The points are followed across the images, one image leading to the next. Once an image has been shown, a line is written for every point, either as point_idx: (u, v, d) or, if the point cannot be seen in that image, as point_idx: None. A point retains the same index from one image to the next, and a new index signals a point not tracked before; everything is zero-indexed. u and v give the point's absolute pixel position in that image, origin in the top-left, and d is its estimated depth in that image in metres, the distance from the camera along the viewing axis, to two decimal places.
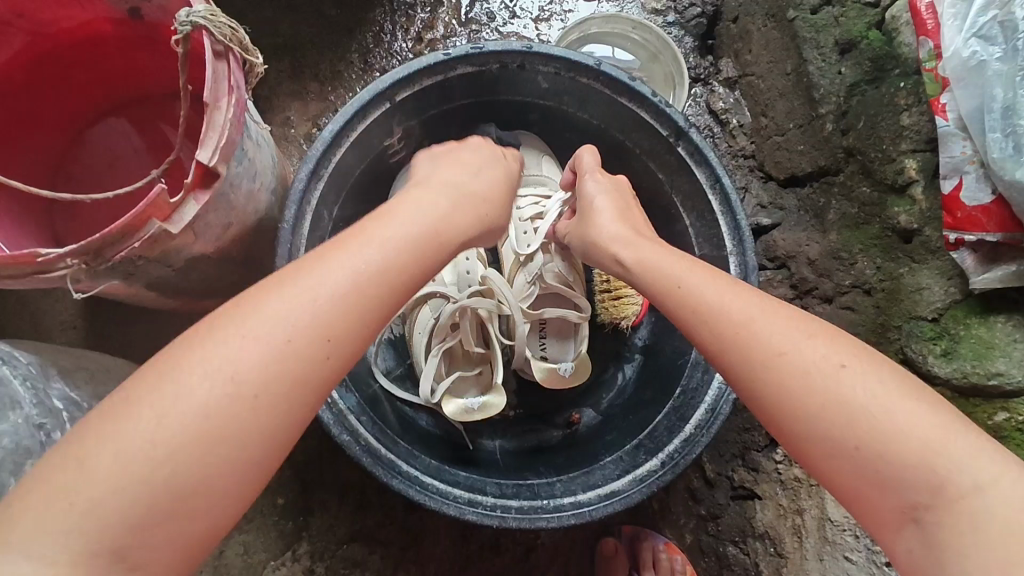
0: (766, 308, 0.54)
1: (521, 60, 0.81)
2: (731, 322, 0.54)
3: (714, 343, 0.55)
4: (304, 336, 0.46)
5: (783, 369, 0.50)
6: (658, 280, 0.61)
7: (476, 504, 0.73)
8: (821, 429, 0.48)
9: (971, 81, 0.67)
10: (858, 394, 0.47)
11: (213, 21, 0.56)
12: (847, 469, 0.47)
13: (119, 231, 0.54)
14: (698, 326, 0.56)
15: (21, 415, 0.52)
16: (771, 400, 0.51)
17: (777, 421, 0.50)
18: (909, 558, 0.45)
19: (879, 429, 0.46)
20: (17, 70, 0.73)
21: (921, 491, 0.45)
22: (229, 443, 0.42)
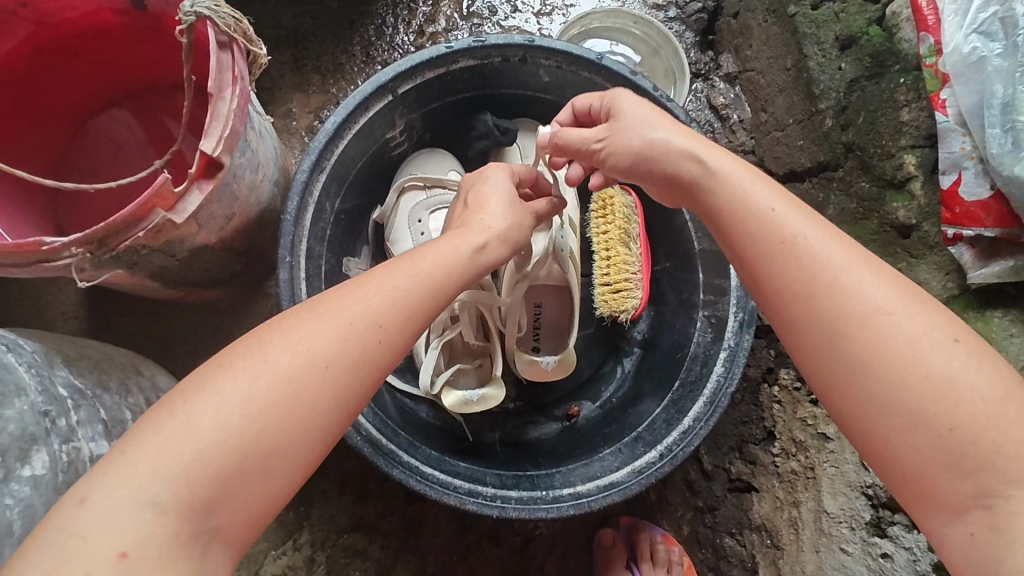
0: (863, 257, 0.50)
1: (523, 54, 0.82)
2: (830, 265, 0.49)
3: (807, 284, 0.49)
4: (363, 323, 0.48)
5: (883, 326, 0.46)
6: (735, 200, 0.54)
7: (476, 494, 0.74)
8: (908, 395, 0.45)
9: (971, 77, 0.67)
10: (960, 373, 0.44)
11: (217, 11, 0.57)
12: (927, 445, 0.44)
13: (124, 220, 0.54)
14: (784, 262, 0.50)
15: (27, 402, 0.52)
16: (853, 354, 0.47)
17: (856, 377, 0.46)
18: (970, 542, 0.43)
19: (974, 410, 0.43)
20: (20, 60, 0.72)
21: (1003, 480, 0.42)
22: (296, 421, 0.44)
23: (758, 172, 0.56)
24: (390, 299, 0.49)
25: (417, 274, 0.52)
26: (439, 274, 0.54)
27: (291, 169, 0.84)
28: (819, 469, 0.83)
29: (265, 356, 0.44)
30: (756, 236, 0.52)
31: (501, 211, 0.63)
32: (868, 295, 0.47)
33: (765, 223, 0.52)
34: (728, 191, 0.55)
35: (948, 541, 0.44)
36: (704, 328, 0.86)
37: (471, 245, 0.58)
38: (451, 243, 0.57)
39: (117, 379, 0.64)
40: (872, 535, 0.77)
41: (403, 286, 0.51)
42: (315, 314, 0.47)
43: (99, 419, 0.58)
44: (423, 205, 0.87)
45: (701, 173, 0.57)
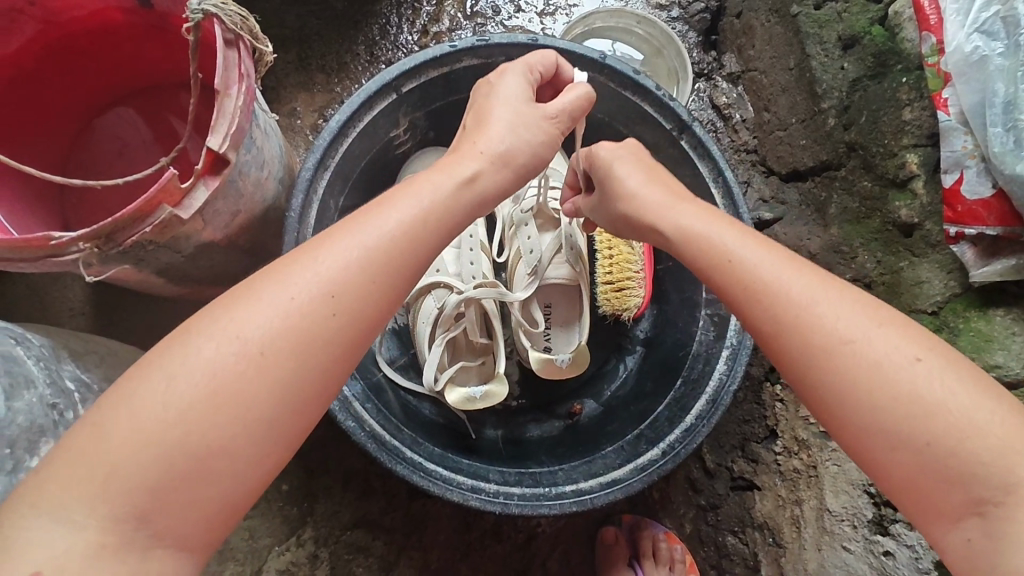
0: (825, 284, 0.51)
1: (527, 53, 0.82)
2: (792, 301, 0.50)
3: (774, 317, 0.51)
4: (306, 296, 0.46)
5: (847, 354, 0.47)
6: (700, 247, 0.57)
7: (479, 490, 0.74)
8: (884, 417, 0.46)
9: (973, 76, 0.68)
10: (933, 390, 0.45)
11: (224, 9, 0.57)
12: (909, 463, 0.45)
13: (131, 215, 0.54)
14: (754, 305, 0.52)
15: (35, 394, 0.52)
16: (823, 388, 0.48)
17: (835, 411, 0.48)
18: (968, 547, 0.43)
19: (954, 423, 0.44)
20: (27, 58, 0.73)
21: (990, 487, 0.43)
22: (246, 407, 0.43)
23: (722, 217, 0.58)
24: (341, 263, 0.48)
25: (375, 229, 0.50)
26: (398, 229, 0.51)
27: (296, 167, 0.85)
28: (821, 467, 0.84)
29: (199, 350, 0.43)
30: (727, 287, 0.54)
31: (505, 130, 0.60)
32: (839, 322, 0.48)
33: (731, 265, 0.54)
34: (696, 241, 0.57)
35: (954, 544, 0.44)
36: (706, 327, 0.86)
37: (457, 177, 0.56)
38: (419, 187, 0.54)
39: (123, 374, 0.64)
40: (874, 533, 0.77)
41: (353, 246, 0.49)
42: (260, 295, 0.46)
43: None
44: None
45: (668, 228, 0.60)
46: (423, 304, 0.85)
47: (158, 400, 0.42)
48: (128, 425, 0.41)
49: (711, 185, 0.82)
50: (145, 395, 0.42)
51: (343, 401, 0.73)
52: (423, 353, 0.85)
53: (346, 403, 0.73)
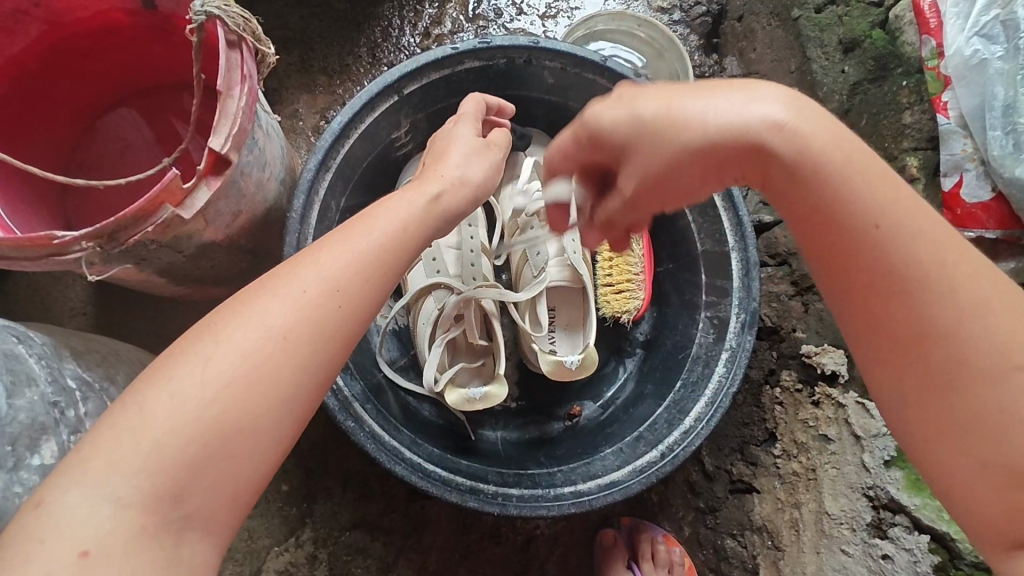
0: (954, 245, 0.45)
1: (528, 55, 0.83)
2: (925, 262, 0.43)
3: (903, 273, 0.44)
4: (318, 289, 0.47)
5: (977, 331, 0.42)
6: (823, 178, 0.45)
7: (478, 491, 0.74)
8: (1006, 411, 0.42)
9: (973, 80, 0.68)
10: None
11: (226, 11, 0.57)
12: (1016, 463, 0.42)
13: (133, 215, 0.55)
14: (879, 255, 0.44)
15: (37, 392, 0.53)
16: (941, 363, 0.43)
17: (946, 391, 0.43)
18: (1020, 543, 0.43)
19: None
20: (32, 58, 0.73)
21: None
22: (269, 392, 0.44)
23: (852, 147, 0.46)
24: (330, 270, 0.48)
25: (371, 236, 0.51)
26: (391, 231, 0.52)
27: (297, 169, 0.85)
28: (820, 470, 0.84)
29: (222, 339, 0.44)
30: (871, 263, 0.45)
31: (463, 159, 0.63)
32: (965, 294, 0.43)
33: (860, 204, 0.45)
34: (829, 180, 0.45)
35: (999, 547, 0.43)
36: (706, 329, 0.86)
37: (427, 194, 0.57)
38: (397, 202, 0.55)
39: (124, 373, 0.65)
40: (873, 537, 0.77)
41: (344, 250, 0.49)
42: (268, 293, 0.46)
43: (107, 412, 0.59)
44: None
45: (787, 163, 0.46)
46: (425, 304, 0.86)
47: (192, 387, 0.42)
48: (159, 413, 0.41)
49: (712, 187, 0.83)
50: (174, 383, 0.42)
51: (342, 400, 0.73)
52: (423, 353, 0.85)
53: (346, 403, 0.73)
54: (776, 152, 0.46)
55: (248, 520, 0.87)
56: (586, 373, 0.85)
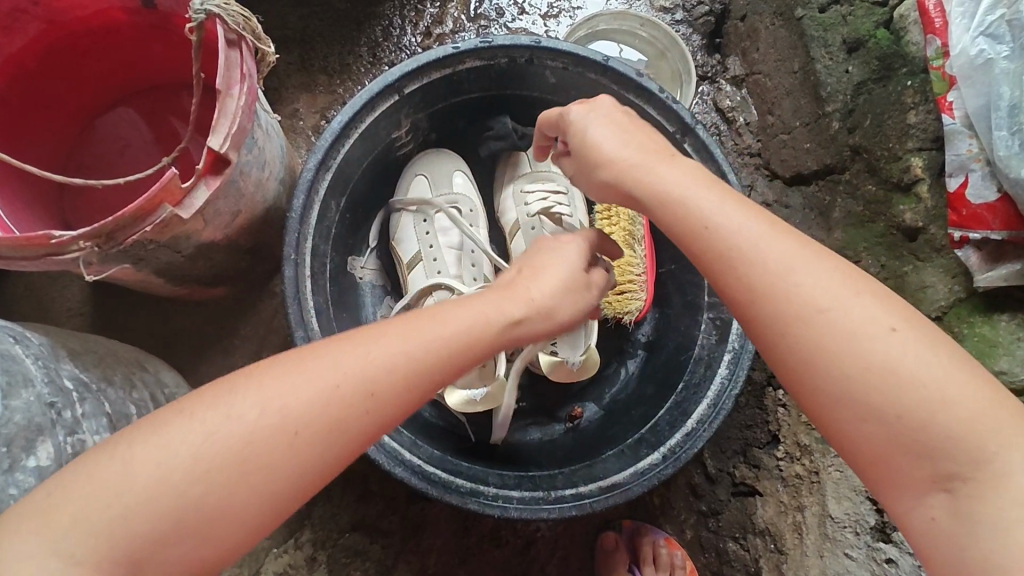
0: (804, 252, 0.50)
1: (529, 55, 0.82)
2: (767, 271, 0.49)
3: (747, 288, 0.50)
4: (376, 375, 0.47)
5: (824, 325, 0.47)
6: (679, 216, 0.54)
7: (478, 494, 0.74)
8: (861, 389, 0.46)
9: (978, 79, 0.67)
10: (907, 361, 0.45)
11: (226, 9, 0.57)
12: (882, 434, 0.45)
13: (131, 215, 0.54)
14: (732, 274, 0.50)
15: (33, 393, 0.52)
16: (800, 353, 0.47)
17: (805, 377, 0.48)
18: (931, 526, 0.45)
19: (925, 398, 0.44)
20: (31, 57, 0.73)
21: (964, 465, 0.44)
22: (314, 434, 0.45)
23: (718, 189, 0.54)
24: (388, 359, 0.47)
25: (444, 328, 0.50)
26: (464, 327, 0.50)
27: (297, 169, 0.85)
28: (824, 473, 0.83)
29: (285, 377, 0.46)
30: (737, 287, 0.50)
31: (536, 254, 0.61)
32: (798, 294, 0.48)
33: (711, 222, 0.52)
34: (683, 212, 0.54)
35: (917, 520, 0.45)
36: (709, 331, 0.85)
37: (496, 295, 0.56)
38: (476, 302, 0.52)
39: (121, 373, 0.65)
40: (877, 540, 0.76)
41: (419, 333, 0.49)
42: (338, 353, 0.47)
43: (104, 413, 0.58)
44: (428, 203, 0.89)
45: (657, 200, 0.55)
46: (425, 305, 0.84)
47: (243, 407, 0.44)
48: (210, 425, 0.43)
49: None
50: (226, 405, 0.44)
51: None
52: (423, 355, 0.85)
53: None
54: (643, 195, 0.56)
55: None
56: (587, 374, 0.86)
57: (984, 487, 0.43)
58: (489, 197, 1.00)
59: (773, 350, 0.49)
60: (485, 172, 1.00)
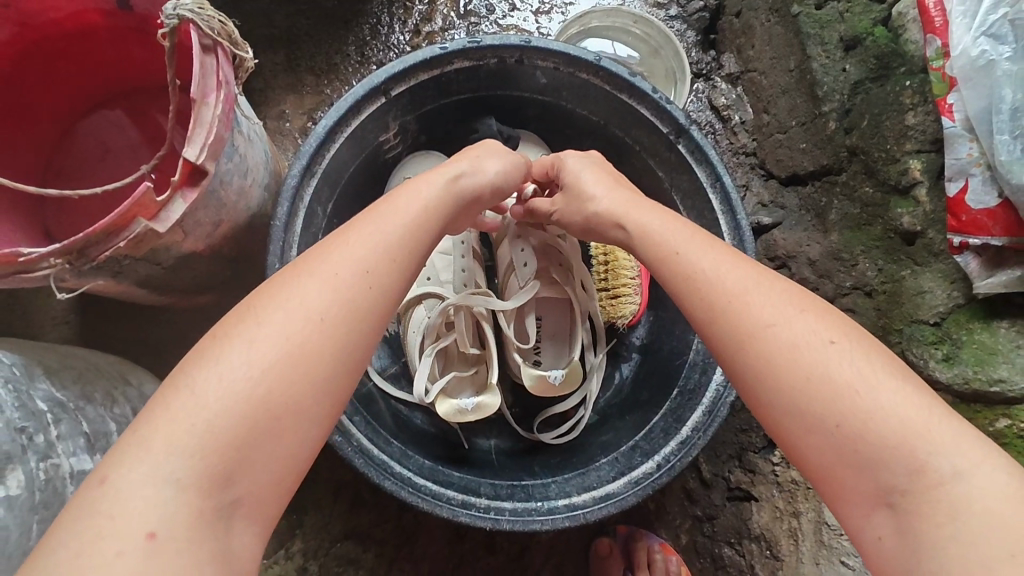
0: (762, 280, 0.53)
1: (519, 55, 0.80)
2: (726, 294, 0.53)
3: (708, 312, 0.53)
4: (349, 272, 0.50)
5: (767, 340, 0.49)
6: (655, 251, 0.59)
7: (469, 506, 0.73)
8: (801, 398, 0.47)
9: (979, 82, 0.65)
10: (844, 371, 0.46)
11: (201, 14, 0.55)
12: (827, 446, 0.45)
13: (103, 230, 0.53)
14: (695, 299, 0.55)
15: (2, 419, 0.51)
16: (752, 370, 0.50)
17: (758, 394, 0.49)
18: (880, 546, 0.44)
19: (869, 409, 0.45)
20: (4, 62, 0.71)
21: (902, 477, 0.43)
22: (318, 299, 0.48)
23: (679, 222, 0.61)
24: (385, 235, 0.54)
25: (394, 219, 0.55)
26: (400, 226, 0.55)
27: (282, 173, 0.83)
28: None
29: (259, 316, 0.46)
30: (697, 303, 0.54)
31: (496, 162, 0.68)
32: (755, 312, 0.51)
33: (676, 250, 0.58)
34: (646, 237, 0.61)
35: (866, 539, 0.44)
36: None
37: (446, 175, 0.63)
38: (416, 187, 0.60)
39: (102, 389, 0.63)
40: None
41: (378, 231, 0.54)
42: (330, 251, 0.51)
43: (81, 432, 0.57)
44: None
45: (624, 235, 0.63)
46: (415, 313, 0.84)
47: (277, 312, 0.46)
48: (193, 408, 0.42)
49: (710, 191, 0.80)
50: (263, 315, 0.46)
51: None
52: (414, 363, 0.84)
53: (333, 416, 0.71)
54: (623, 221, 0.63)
55: None
56: (572, 389, 0.84)
57: (922, 498, 0.42)
58: None
59: (730, 366, 0.52)
60: None
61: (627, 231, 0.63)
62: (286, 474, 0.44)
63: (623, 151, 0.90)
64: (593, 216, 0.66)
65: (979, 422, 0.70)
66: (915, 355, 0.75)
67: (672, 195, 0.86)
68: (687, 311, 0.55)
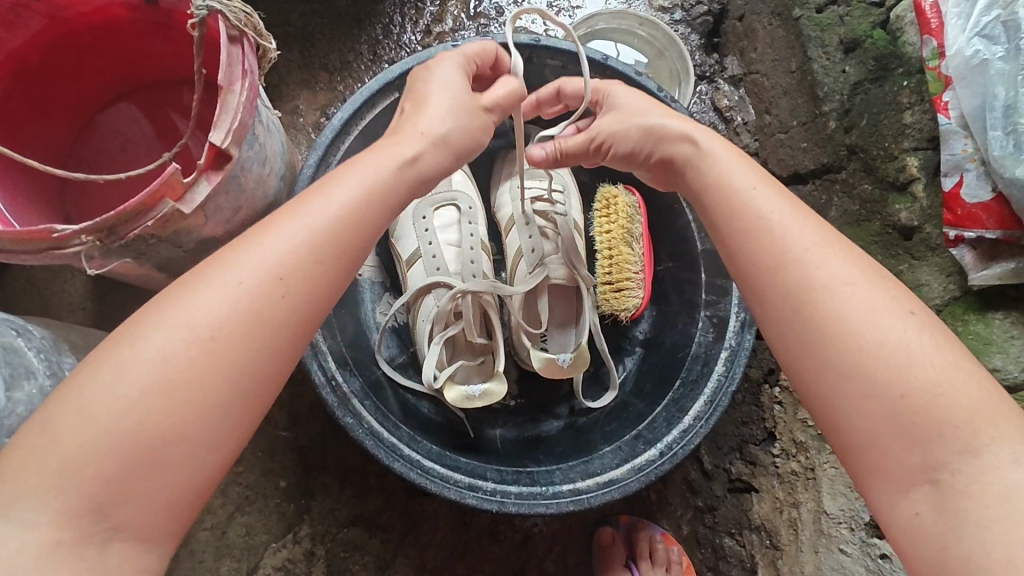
0: (828, 237, 0.53)
1: (529, 53, 0.82)
2: (791, 249, 0.52)
3: (773, 260, 0.53)
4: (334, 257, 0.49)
5: (843, 296, 0.50)
6: (722, 182, 0.58)
7: (476, 489, 0.74)
8: (847, 375, 0.48)
9: (973, 80, 0.68)
10: (887, 351, 0.47)
11: (227, 6, 0.57)
12: (884, 413, 0.47)
13: (132, 209, 0.55)
14: (762, 244, 0.54)
15: (35, 385, 0.54)
16: (819, 323, 0.50)
17: (814, 342, 0.50)
18: (916, 521, 0.45)
19: (894, 388, 0.47)
20: (32, 52, 0.73)
21: (952, 454, 0.45)
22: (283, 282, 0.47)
23: (744, 159, 0.60)
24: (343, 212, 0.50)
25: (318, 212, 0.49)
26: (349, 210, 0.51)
27: (297, 165, 0.85)
28: (820, 470, 0.84)
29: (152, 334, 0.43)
30: (767, 240, 0.54)
31: (443, 111, 0.57)
32: (830, 270, 0.51)
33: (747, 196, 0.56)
34: (717, 168, 0.59)
35: (898, 516, 0.46)
36: (705, 329, 0.86)
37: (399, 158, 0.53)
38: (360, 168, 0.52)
39: None
40: (871, 536, 0.76)
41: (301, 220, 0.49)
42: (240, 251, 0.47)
43: None
44: (427, 202, 0.89)
45: (692, 151, 0.62)
46: (425, 302, 0.86)
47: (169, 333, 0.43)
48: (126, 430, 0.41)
49: None
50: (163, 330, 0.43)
51: (341, 397, 0.74)
52: (423, 350, 0.85)
53: (344, 400, 0.73)
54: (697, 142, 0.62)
55: (244, 517, 0.86)
56: (578, 372, 0.85)
57: (968, 478, 0.44)
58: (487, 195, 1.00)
59: (788, 327, 0.51)
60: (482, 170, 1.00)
61: (699, 147, 0.61)
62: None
63: None
64: (658, 133, 0.64)
65: None
66: None
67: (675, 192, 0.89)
68: (740, 254, 0.55)
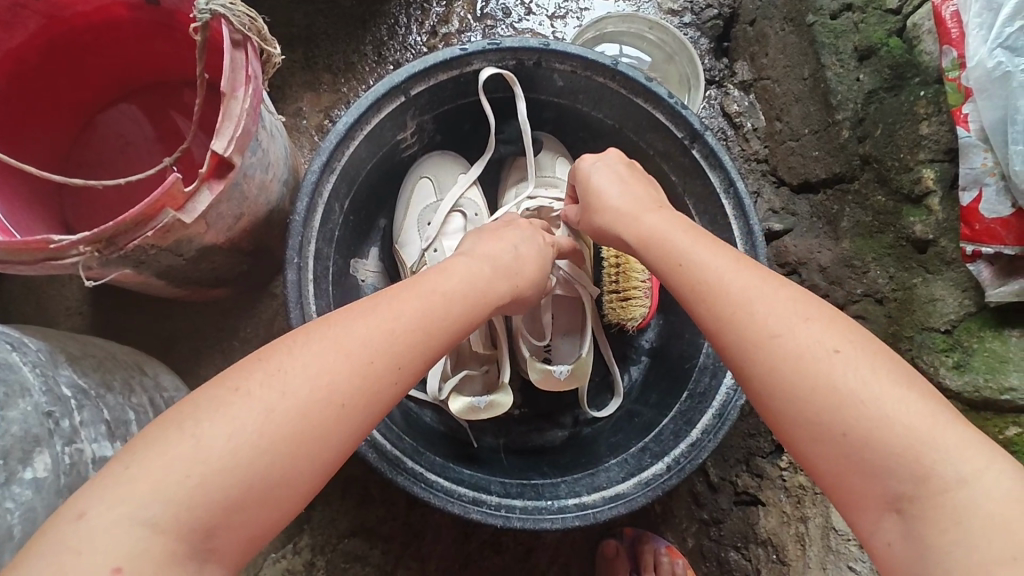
0: (768, 284, 0.54)
1: (538, 57, 0.80)
2: (732, 298, 0.54)
3: (714, 313, 0.55)
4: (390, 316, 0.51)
5: (788, 335, 0.50)
6: (662, 251, 0.61)
7: (480, 503, 0.73)
8: (812, 400, 0.48)
9: (995, 92, 0.66)
10: (846, 378, 0.47)
11: (232, 10, 0.56)
12: (836, 453, 0.46)
13: (132, 220, 0.53)
14: (702, 302, 0.56)
15: (31, 402, 0.53)
16: (763, 366, 0.50)
17: (765, 391, 0.50)
18: (888, 550, 0.44)
19: (874, 410, 0.46)
20: (30, 53, 0.71)
21: (907, 483, 0.44)
22: (373, 342, 0.50)
23: (689, 226, 0.62)
24: (416, 313, 0.54)
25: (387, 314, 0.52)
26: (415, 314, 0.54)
27: (300, 169, 0.83)
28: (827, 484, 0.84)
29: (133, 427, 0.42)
30: (707, 299, 0.56)
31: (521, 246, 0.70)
32: (772, 313, 0.52)
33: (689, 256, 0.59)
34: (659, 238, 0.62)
35: (876, 543, 0.45)
36: None
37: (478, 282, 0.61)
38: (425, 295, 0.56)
39: (120, 378, 0.66)
40: None
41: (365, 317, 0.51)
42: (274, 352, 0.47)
43: (102, 419, 0.60)
44: (431, 209, 0.90)
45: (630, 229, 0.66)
46: None
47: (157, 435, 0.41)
48: None
49: (722, 195, 0.81)
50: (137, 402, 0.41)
51: None
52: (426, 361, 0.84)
53: None
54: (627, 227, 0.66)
55: None
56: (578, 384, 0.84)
57: (928, 504, 0.43)
58: (493, 201, 0.99)
59: (744, 374, 0.52)
60: (488, 175, 0.98)
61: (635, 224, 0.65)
62: (273, 489, 0.44)
63: (636, 155, 0.90)
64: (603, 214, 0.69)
65: (989, 429, 0.70)
66: (925, 362, 0.76)
67: (684, 200, 0.87)
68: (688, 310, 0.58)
